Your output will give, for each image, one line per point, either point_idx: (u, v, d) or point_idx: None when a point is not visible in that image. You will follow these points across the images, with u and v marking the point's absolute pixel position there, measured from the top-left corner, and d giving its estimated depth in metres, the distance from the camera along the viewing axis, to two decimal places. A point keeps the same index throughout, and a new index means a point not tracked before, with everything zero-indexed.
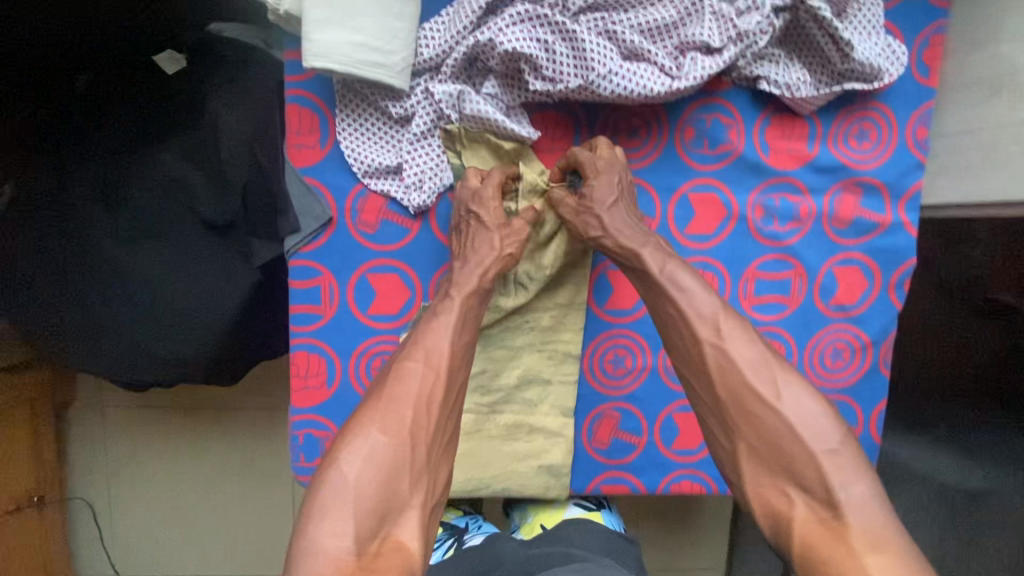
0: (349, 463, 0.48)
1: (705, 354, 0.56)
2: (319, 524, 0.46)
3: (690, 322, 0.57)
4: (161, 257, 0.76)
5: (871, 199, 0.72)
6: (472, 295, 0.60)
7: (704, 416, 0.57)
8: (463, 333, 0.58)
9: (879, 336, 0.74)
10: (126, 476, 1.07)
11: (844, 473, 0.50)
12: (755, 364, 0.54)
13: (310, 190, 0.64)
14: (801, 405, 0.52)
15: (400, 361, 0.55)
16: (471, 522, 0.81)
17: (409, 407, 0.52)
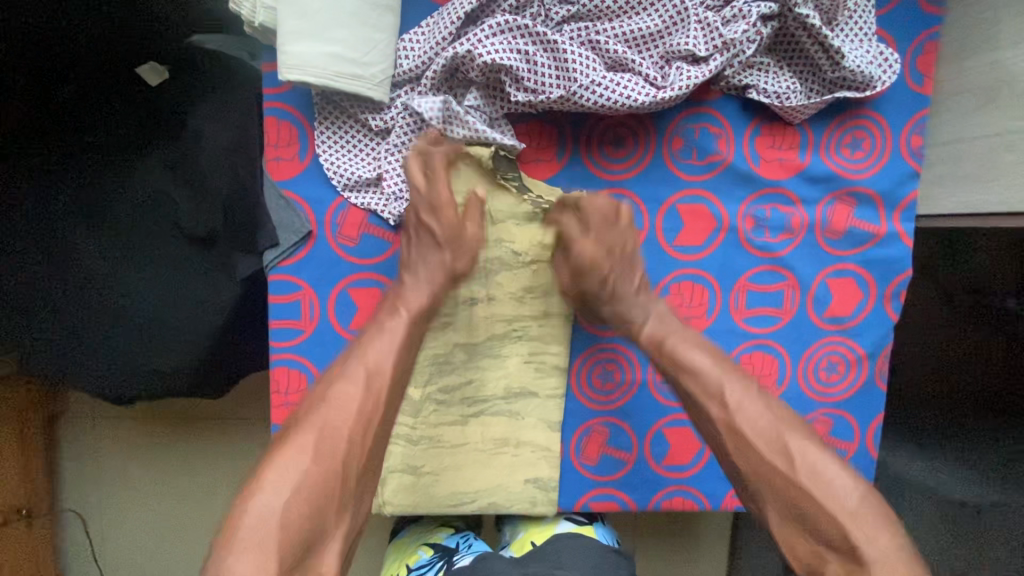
0: (267, 496, 0.44)
1: (719, 431, 0.53)
2: (238, 557, 0.41)
3: (699, 400, 0.55)
4: (141, 271, 0.77)
5: (866, 209, 0.68)
6: (418, 321, 0.57)
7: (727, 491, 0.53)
8: (409, 352, 0.55)
9: (874, 349, 0.71)
10: (137, 472, 1.29)
11: (868, 530, 0.46)
12: (768, 436, 0.51)
13: (289, 204, 0.63)
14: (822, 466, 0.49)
15: (338, 376, 0.51)
16: (461, 543, 0.78)
17: (345, 426, 0.48)
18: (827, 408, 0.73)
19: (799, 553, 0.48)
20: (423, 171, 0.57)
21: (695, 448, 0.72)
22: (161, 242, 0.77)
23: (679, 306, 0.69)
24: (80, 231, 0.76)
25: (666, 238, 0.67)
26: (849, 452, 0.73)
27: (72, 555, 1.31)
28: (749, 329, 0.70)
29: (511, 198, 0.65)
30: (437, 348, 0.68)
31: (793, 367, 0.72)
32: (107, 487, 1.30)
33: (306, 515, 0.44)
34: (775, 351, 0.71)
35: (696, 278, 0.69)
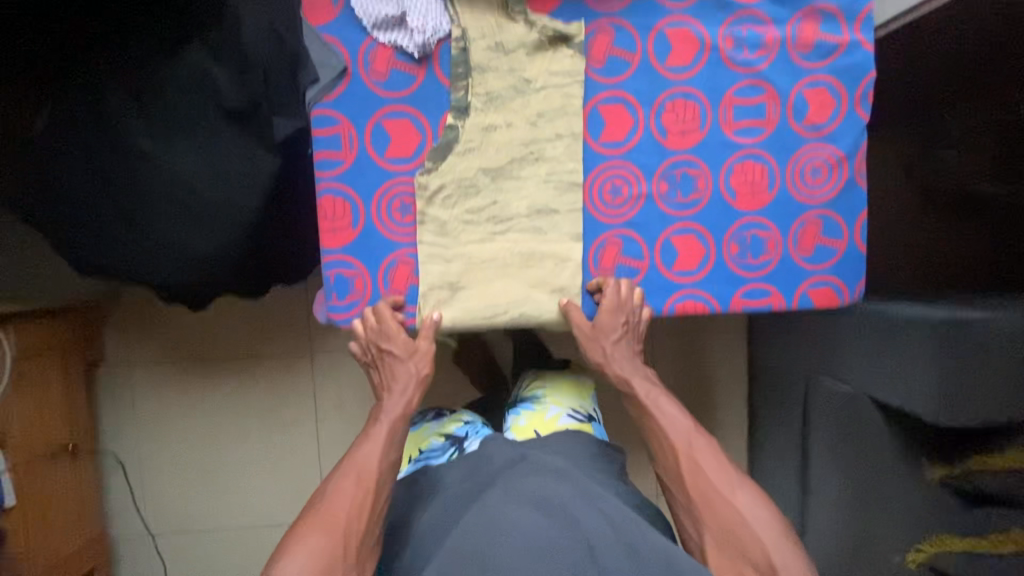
0: (291, 556, 0.65)
1: (672, 419, 0.79)
2: (291, 557, 0.65)
3: (659, 415, 0.80)
4: (192, 150, 0.88)
5: (830, 24, 0.78)
6: (398, 421, 0.77)
7: (668, 465, 0.77)
8: (390, 451, 0.75)
9: (852, 151, 0.80)
10: (179, 404, 1.46)
11: (779, 549, 0.67)
12: (712, 473, 0.74)
13: (327, 46, 0.73)
14: (753, 508, 0.70)
15: (338, 479, 0.72)
16: (470, 431, 1.00)
17: (344, 513, 0.68)
18: (817, 210, 0.81)
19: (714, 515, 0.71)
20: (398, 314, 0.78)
21: (701, 253, 0.80)
22: (205, 122, 0.87)
23: (674, 122, 0.78)
24: (136, 115, 0.88)
25: (658, 60, 0.76)
26: (838, 249, 0.81)
27: (120, 484, 1.46)
28: (738, 141, 0.79)
29: (518, 28, 0.74)
30: (463, 173, 0.75)
31: (781, 173, 0.80)
32: (151, 420, 1.46)
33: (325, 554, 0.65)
34: (764, 160, 0.79)
35: (686, 95, 0.77)
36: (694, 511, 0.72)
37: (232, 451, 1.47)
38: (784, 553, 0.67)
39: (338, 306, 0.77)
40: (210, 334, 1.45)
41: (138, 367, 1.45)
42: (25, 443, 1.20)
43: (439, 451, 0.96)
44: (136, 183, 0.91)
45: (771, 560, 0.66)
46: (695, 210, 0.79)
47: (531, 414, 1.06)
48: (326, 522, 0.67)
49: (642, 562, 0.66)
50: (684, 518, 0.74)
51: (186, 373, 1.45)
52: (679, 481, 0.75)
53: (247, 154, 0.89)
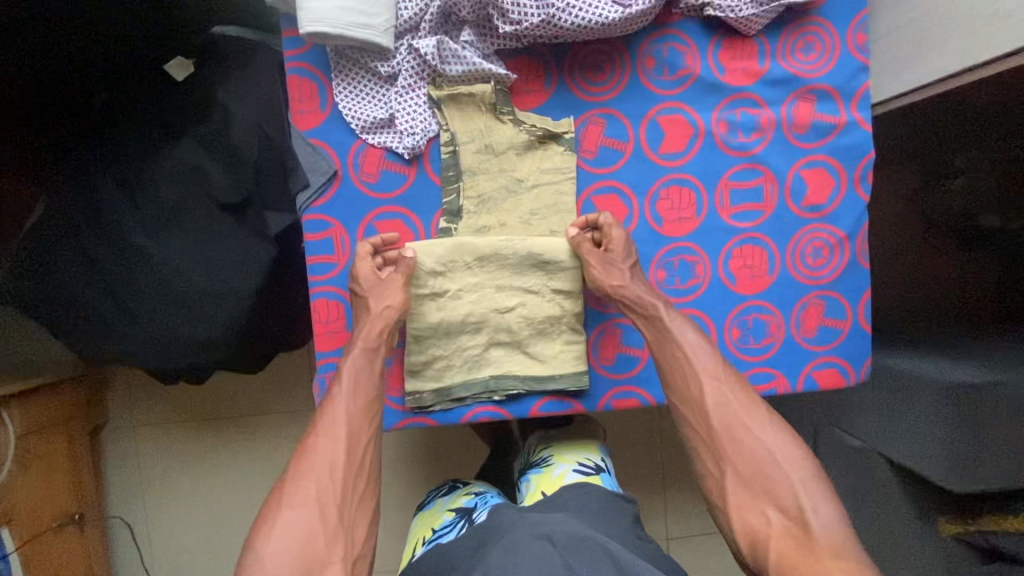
0: (263, 546, 0.57)
1: (698, 348, 0.71)
2: (263, 544, 0.58)
3: (689, 352, 0.70)
4: (186, 242, 0.88)
5: (825, 104, 0.76)
6: (360, 359, 0.70)
7: (691, 401, 0.69)
8: (359, 396, 0.68)
9: (853, 230, 0.78)
10: (184, 466, 1.46)
11: (814, 498, 0.61)
12: (739, 412, 0.67)
13: (316, 150, 0.72)
14: (782, 442, 0.65)
15: (306, 442, 0.65)
16: (479, 501, 0.98)
17: (313, 482, 0.62)
18: (819, 290, 0.79)
19: (743, 458, 0.65)
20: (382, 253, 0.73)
21: None
22: (197, 213, 0.87)
23: (670, 209, 0.76)
24: (130, 211, 0.88)
25: (651, 148, 0.75)
26: (844, 331, 0.80)
27: (127, 548, 1.46)
28: (736, 225, 0.78)
29: (508, 127, 0.72)
30: (456, 278, 0.73)
31: (781, 255, 0.78)
32: (156, 483, 1.46)
33: (302, 543, 0.58)
34: (763, 243, 0.78)
35: (682, 181, 0.76)
36: (719, 448, 0.66)
37: (240, 510, 1.46)
38: (812, 493, 0.62)
39: None
40: (211, 395, 1.45)
41: (143, 430, 1.45)
42: (30, 518, 1.21)
43: (449, 527, 0.93)
44: (131, 276, 0.90)
45: (799, 500, 0.61)
46: (695, 297, 0.78)
47: (537, 477, 1.01)
48: (301, 496, 0.61)
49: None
50: (703, 454, 0.67)
51: (190, 435, 1.45)
52: (703, 415, 0.68)
53: (243, 244, 0.88)
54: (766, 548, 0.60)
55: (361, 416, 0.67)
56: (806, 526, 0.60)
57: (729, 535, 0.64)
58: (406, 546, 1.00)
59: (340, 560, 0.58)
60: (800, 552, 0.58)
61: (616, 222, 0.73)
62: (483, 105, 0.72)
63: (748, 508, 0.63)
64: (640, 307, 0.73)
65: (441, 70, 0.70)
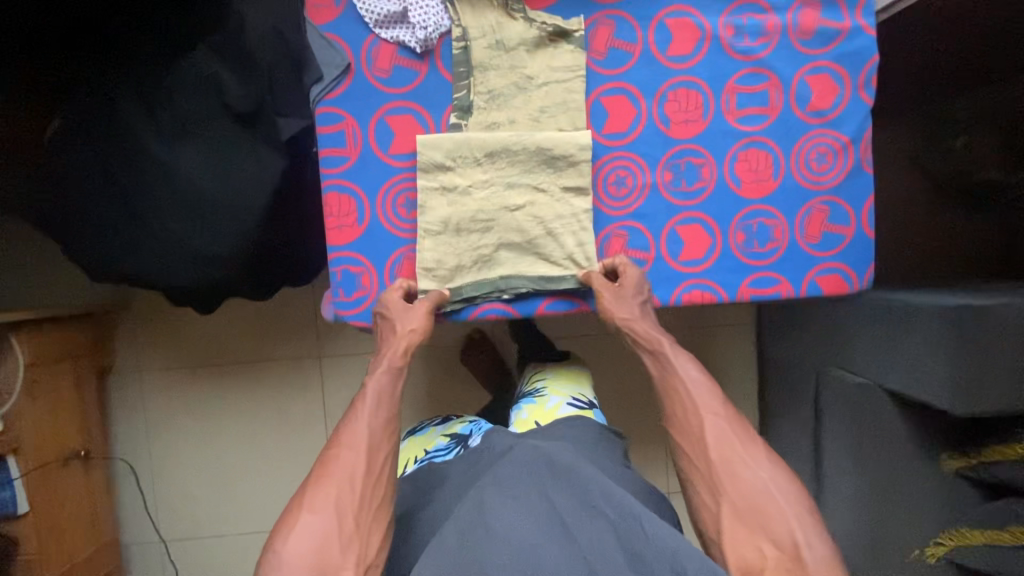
0: (282, 544, 0.58)
1: (698, 382, 0.78)
2: (283, 543, 0.58)
3: (691, 384, 0.78)
4: (198, 153, 0.89)
5: (830, 10, 0.78)
6: (383, 379, 0.73)
7: (691, 439, 0.74)
8: (381, 411, 0.70)
9: (857, 136, 0.80)
10: (188, 410, 1.47)
11: (812, 537, 0.61)
12: (735, 447, 0.70)
13: (331, 43, 0.73)
14: (778, 479, 0.66)
15: (327, 450, 0.67)
16: (474, 429, 1.00)
17: (334, 486, 0.62)
18: (823, 196, 0.80)
19: (740, 495, 0.66)
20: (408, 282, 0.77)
21: (707, 242, 0.80)
22: (211, 123, 0.88)
23: (677, 111, 0.78)
24: (144, 121, 0.90)
25: (659, 50, 0.77)
26: (847, 236, 0.80)
27: (131, 490, 1.47)
28: (742, 129, 0.79)
29: (519, 23, 0.74)
30: (467, 173, 0.75)
31: (786, 160, 0.80)
32: (160, 426, 1.47)
33: (315, 549, 0.58)
34: (768, 148, 0.79)
35: (689, 84, 0.77)
36: (715, 479, 0.69)
37: (243, 456, 1.47)
38: (807, 528, 0.62)
39: (344, 304, 0.77)
40: (216, 340, 1.46)
41: (148, 372, 1.46)
42: (38, 450, 1.22)
43: (444, 450, 0.96)
44: (143, 187, 0.91)
45: (794, 535, 0.62)
46: (700, 200, 0.79)
47: (531, 406, 1.02)
48: (318, 498, 0.61)
49: (646, 568, 0.59)
50: (700, 487, 0.70)
51: (194, 379, 1.46)
52: (699, 445, 0.72)
53: (255, 156, 0.90)
54: None
55: (382, 437, 0.68)
56: (800, 560, 0.60)
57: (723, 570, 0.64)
58: (396, 464, 1.02)
59: (353, 568, 0.58)
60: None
61: (628, 263, 0.77)
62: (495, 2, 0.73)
63: (743, 544, 0.63)
64: (648, 344, 0.85)
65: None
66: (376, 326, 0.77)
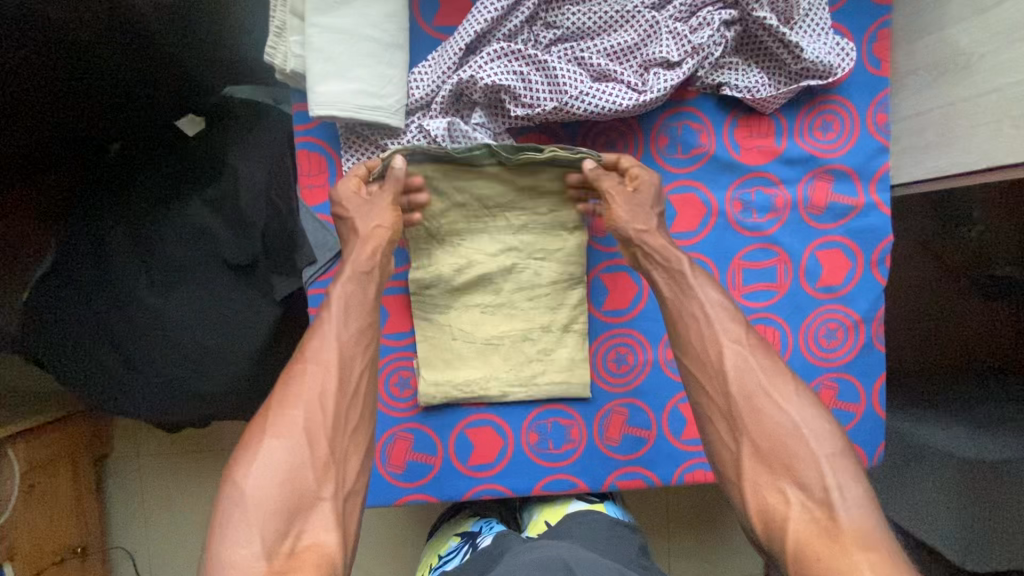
0: (243, 475, 0.53)
1: (719, 302, 0.65)
2: (244, 471, 0.54)
3: (711, 311, 0.64)
4: (190, 301, 0.88)
5: (843, 184, 0.74)
6: (351, 283, 0.64)
7: (709, 375, 0.62)
8: (350, 323, 0.63)
9: (869, 313, 0.76)
10: (185, 499, 1.46)
11: (843, 477, 0.54)
12: (762, 375, 0.60)
13: (324, 225, 0.71)
14: (809, 412, 0.58)
15: (289, 367, 0.60)
16: (484, 525, 0.88)
17: (301, 408, 0.57)
18: (832, 373, 0.77)
19: (759, 435, 0.58)
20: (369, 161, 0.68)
21: None
22: (204, 271, 0.87)
23: None
24: (137, 267, 0.89)
25: None
26: (857, 414, 0.77)
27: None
28: (748, 304, 0.76)
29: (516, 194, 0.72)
30: (455, 349, 0.74)
31: (794, 336, 0.76)
32: (157, 514, 1.46)
33: (282, 483, 0.54)
34: (775, 323, 0.76)
35: (693, 261, 0.75)
36: (735, 417, 0.59)
37: None
38: (840, 471, 0.54)
39: None
40: (213, 430, 1.45)
41: (146, 460, 1.46)
42: (35, 554, 1.22)
43: (454, 552, 0.84)
44: (134, 331, 0.90)
45: (825, 479, 0.54)
46: None
47: (541, 503, 0.89)
48: (289, 428, 0.56)
49: None
50: (719, 424, 0.61)
51: (191, 468, 1.46)
52: (719, 374, 0.61)
53: (248, 304, 0.88)
54: (783, 531, 0.54)
55: (352, 345, 0.62)
56: (831, 509, 0.52)
57: (743, 517, 0.57)
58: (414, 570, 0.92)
59: (331, 497, 0.55)
60: (825, 543, 0.51)
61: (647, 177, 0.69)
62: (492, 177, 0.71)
63: (764, 486, 0.56)
64: (664, 258, 0.67)
65: (451, 147, 0.69)
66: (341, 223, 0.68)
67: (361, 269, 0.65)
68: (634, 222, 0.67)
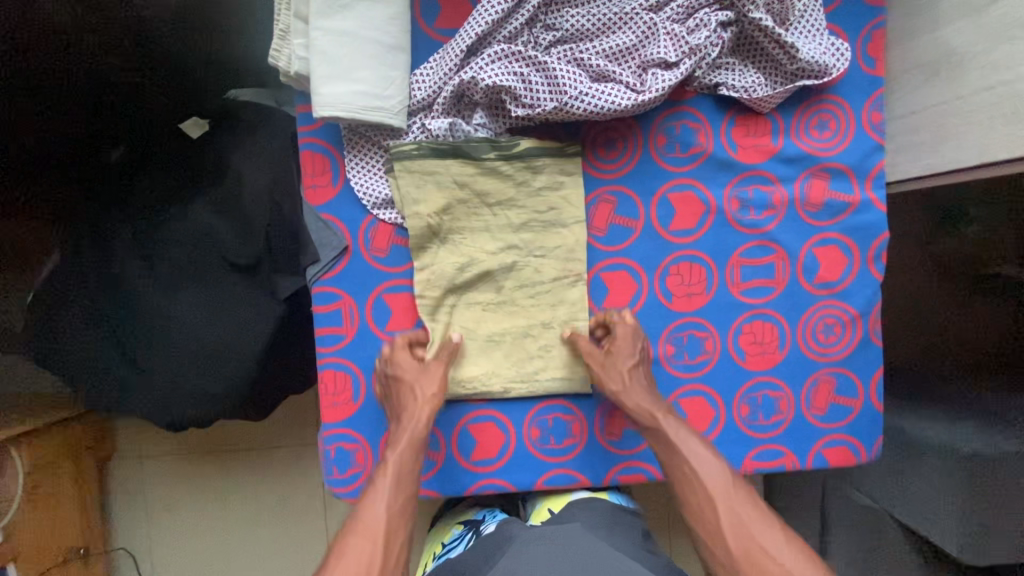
0: None
1: (708, 459, 0.65)
2: None
3: (700, 470, 0.64)
4: (194, 301, 0.89)
5: (839, 182, 0.76)
6: (405, 451, 0.66)
7: (704, 529, 0.61)
8: (398, 497, 0.62)
9: (866, 308, 0.77)
10: (188, 500, 1.46)
11: None
12: (752, 526, 0.59)
13: (328, 224, 0.72)
14: (801, 559, 0.56)
15: (339, 540, 0.58)
16: (487, 514, 0.90)
17: (351, 570, 0.55)
18: (830, 368, 0.78)
19: None
20: (385, 370, 0.71)
21: (711, 416, 0.78)
22: (207, 272, 0.88)
23: (679, 285, 0.76)
24: (142, 268, 0.89)
25: (662, 225, 0.75)
26: (855, 408, 0.78)
27: None
28: (747, 300, 0.77)
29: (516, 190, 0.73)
30: (457, 346, 0.75)
31: (792, 332, 0.77)
32: (159, 516, 1.47)
33: None
34: (773, 319, 0.77)
35: (692, 258, 0.76)
36: (739, 573, 0.57)
37: (243, 544, 1.47)
38: None
39: (337, 481, 0.75)
40: (216, 431, 1.46)
41: (149, 463, 1.46)
42: (38, 556, 1.22)
43: (457, 540, 0.86)
44: (138, 331, 0.91)
45: None
46: (704, 372, 0.77)
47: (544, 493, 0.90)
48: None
49: None
50: None
51: (194, 470, 1.46)
52: (711, 523, 0.61)
53: (251, 304, 0.89)
54: None
55: (390, 496, 0.62)
56: None
57: None
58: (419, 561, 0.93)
59: None
60: None
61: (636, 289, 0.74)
62: (494, 176, 0.72)
63: None
64: (645, 417, 0.69)
65: (452, 146, 0.70)
66: (387, 390, 0.71)
67: (418, 437, 0.68)
68: (614, 377, 0.71)
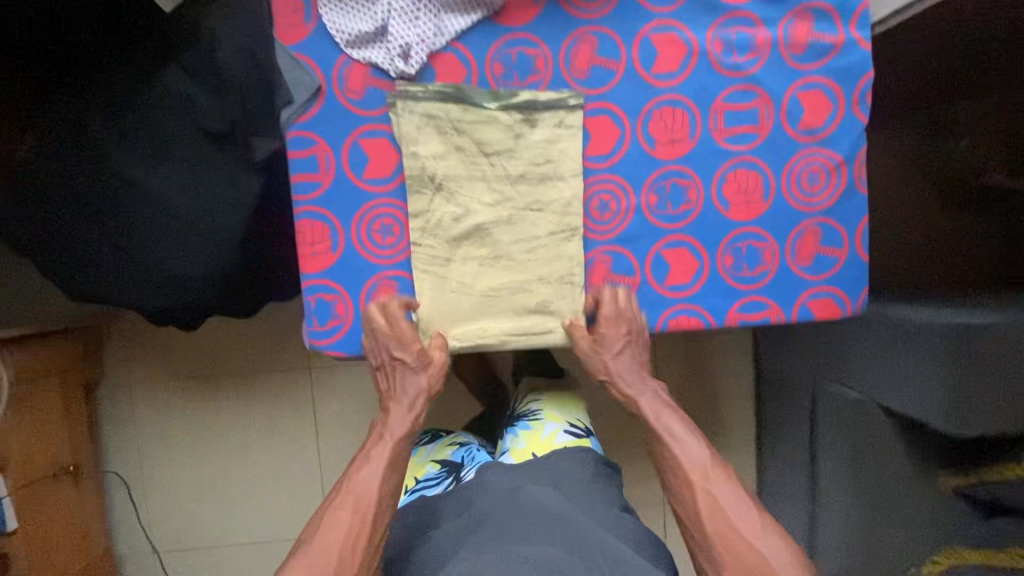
0: None
1: (692, 450, 0.72)
2: None
3: (685, 462, 0.71)
4: (169, 173, 0.87)
5: (823, 23, 0.74)
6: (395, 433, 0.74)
7: (687, 512, 0.69)
8: (389, 471, 0.71)
9: (851, 154, 0.77)
10: (178, 423, 1.46)
11: None
12: (730, 509, 0.67)
13: (300, 64, 0.71)
14: (771, 544, 0.64)
15: (331, 509, 0.67)
16: (466, 455, 0.91)
17: (336, 545, 0.64)
18: (814, 218, 0.77)
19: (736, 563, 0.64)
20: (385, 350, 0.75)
21: (694, 267, 0.77)
22: (182, 141, 0.86)
23: (663, 131, 0.75)
24: (113, 138, 0.87)
25: (644, 67, 0.74)
26: (840, 259, 0.78)
27: (122, 501, 1.46)
28: (730, 148, 0.76)
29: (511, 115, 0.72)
30: (453, 302, 0.75)
31: (776, 180, 0.76)
32: (150, 439, 1.46)
33: None
34: (757, 168, 0.76)
35: (675, 103, 0.74)
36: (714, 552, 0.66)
37: (234, 468, 1.46)
38: None
39: (318, 332, 0.75)
40: (206, 352, 1.45)
41: (138, 386, 1.45)
42: (27, 466, 1.21)
43: (436, 480, 0.87)
44: (112, 206, 0.89)
45: None
46: (688, 222, 0.77)
47: (527, 434, 0.92)
48: (324, 551, 0.63)
49: None
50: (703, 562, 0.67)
51: (183, 392, 1.45)
52: (693, 505, 0.68)
53: (228, 175, 0.88)
54: None
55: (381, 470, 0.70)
56: None
57: None
58: None
59: None
60: None
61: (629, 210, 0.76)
62: (493, 123, 0.72)
63: None
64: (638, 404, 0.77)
65: (455, 89, 0.71)
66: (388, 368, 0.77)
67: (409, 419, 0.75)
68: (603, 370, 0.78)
